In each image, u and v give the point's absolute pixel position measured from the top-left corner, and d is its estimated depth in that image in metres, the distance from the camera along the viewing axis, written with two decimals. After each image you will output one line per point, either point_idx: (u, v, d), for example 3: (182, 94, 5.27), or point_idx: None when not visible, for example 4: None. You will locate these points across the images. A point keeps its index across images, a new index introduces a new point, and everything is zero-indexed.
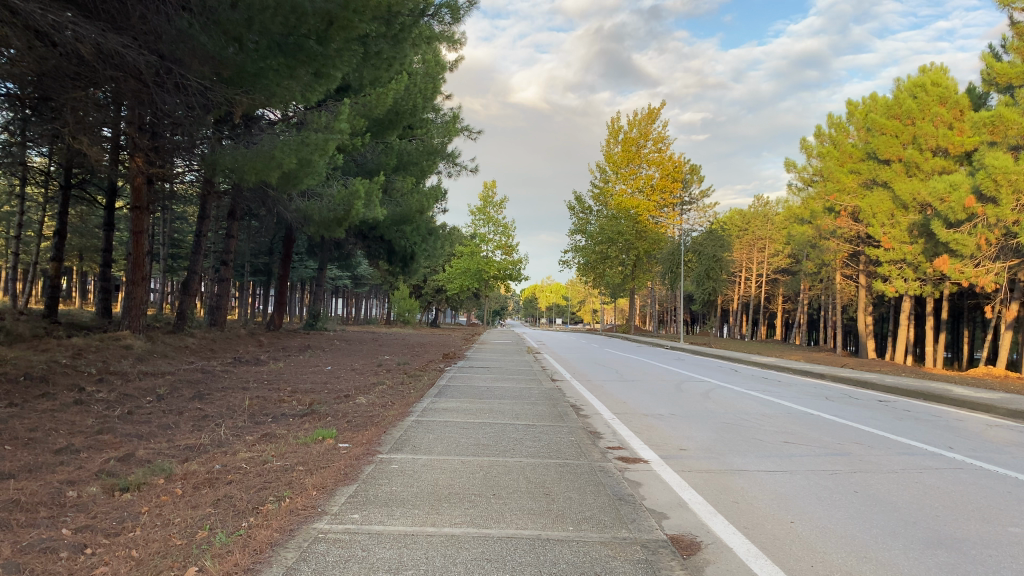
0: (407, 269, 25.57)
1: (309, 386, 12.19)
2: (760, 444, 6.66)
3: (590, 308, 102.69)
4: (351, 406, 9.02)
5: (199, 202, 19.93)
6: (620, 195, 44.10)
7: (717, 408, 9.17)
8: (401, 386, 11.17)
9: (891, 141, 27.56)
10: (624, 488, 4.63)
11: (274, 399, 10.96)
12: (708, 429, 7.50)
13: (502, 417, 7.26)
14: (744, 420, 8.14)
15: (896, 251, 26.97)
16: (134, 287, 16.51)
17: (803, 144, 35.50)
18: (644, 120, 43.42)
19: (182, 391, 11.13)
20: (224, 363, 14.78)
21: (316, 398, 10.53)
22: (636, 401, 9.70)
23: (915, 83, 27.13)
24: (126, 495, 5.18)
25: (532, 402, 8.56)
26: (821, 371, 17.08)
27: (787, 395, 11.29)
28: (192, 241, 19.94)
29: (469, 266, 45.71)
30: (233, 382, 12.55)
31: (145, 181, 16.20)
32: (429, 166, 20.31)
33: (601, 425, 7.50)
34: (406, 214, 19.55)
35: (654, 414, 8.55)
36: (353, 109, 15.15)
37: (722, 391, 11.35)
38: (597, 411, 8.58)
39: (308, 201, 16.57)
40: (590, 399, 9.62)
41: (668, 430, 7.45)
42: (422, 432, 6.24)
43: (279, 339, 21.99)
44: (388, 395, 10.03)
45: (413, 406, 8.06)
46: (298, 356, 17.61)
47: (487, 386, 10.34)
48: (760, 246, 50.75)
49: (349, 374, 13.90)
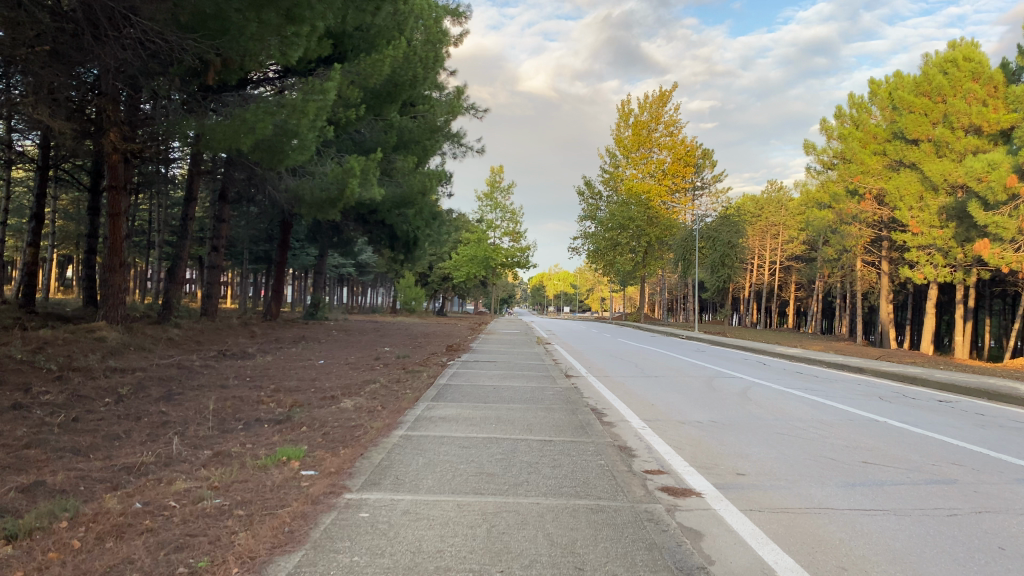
0: (410, 256, 24.28)
1: (295, 383, 10.92)
2: (838, 468, 5.26)
3: (600, 297, 100.97)
4: (333, 411, 7.69)
5: (186, 183, 18.56)
6: (631, 180, 42.71)
7: (762, 414, 7.79)
8: (396, 385, 9.87)
9: (920, 119, 26.12)
10: (687, 553, 3.23)
11: (252, 400, 9.68)
12: (764, 445, 6.13)
13: (514, 431, 5.87)
14: (801, 429, 6.77)
15: (925, 236, 25.57)
16: (111, 274, 15.12)
17: (825, 125, 33.95)
18: (656, 101, 41.92)
19: (150, 392, 9.84)
20: (206, 357, 13.47)
21: (298, 400, 9.25)
22: (667, 404, 8.35)
23: (946, 58, 25.75)
24: (8, 547, 3.79)
25: (546, 408, 7.18)
26: (859, 364, 15.72)
27: (835, 395, 9.94)
28: (179, 225, 18.60)
29: (475, 253, 44.31)
30: (210, 380, 11.23)
31: (122, 159, 14.82)
32: (432, 146, 19.00)
33: (633, 440, 6.12)
34: (407, 195, 18.11)
35: (693, 422, 7.19)
36: (345, 77, 13.76)
37: (761, 390, 9.97)
38: (623, 418, 7.25)
39: (298, 179, 15.22)
40: (613, 402, 8.28)
41: (716, 445, 6.07)
42: (409, 455, 4.85)
43: (273, 330, 20.71)
44: (381, 396, 8.72)
45: (407, 413, 6.71)
46: (290, 348, 16.29)
47: (494, 386, 8.99)
48: (774, 233, 49.30)
49: (342, 369, 12.60)
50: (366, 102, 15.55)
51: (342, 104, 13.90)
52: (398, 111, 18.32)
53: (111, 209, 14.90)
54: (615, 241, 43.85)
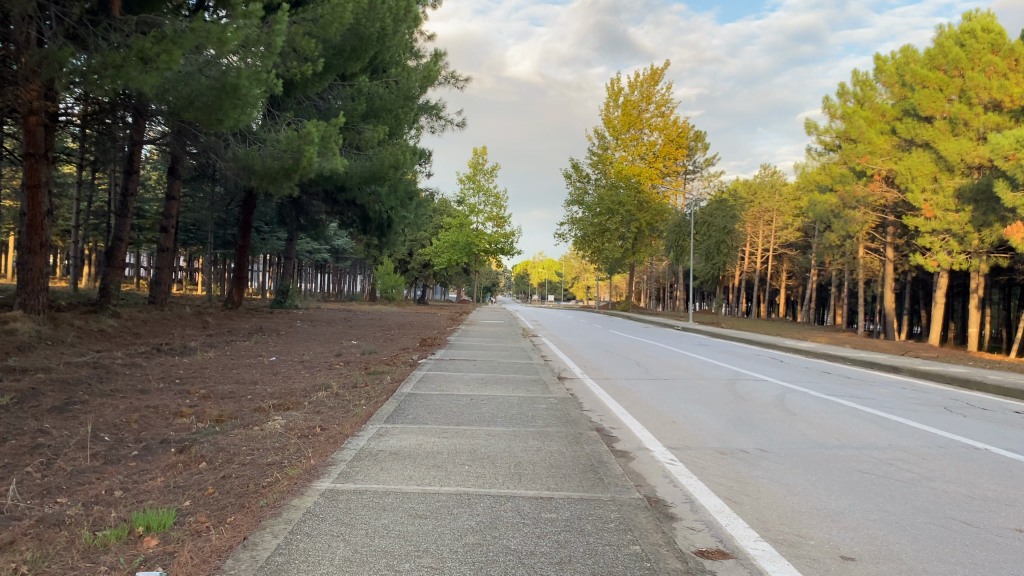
0: (384, 239, 22.33)
1: (231, 389, 9.01)
2: (997, 549, 3.40)
3: (585, 285, 99.67)
4: (256, 434, 5.78)
5: (127, 153, 16.48)
6: (620, 163, 40.85)
7: (821, 436, 5.96)
8: (352, 392, 7.99)
9: (935, 94, 24.48)
10: None
11: (169, 412, 7.77)
12: (850, 495, 4.30)
13: (493, 480, 4.00)
14: (889, 468, 4.93)
15: (939, 221, 23.97)
16: (30, 256, 13.02)
17: (827, 104, 32.19)
18: (646, 81, 40.02)
19: (41, 401, 7.86)
20: (134, 354, 11.49)
21: (228, 413, 7.37)
22: (695, 423, 6.53)
23: (963, 29, 24.07)
24: None
25: (541, 435, 5.30)
26: (888, 361, 13.93)
27: (886, 403, 8.15)
28: (118, 201, 16.54)
29: (457, 238, 42.25)
30: (131, 383, 9.26)
31: (43, 123, 12.80)
32: (405, 114, 16.99)
33: (665, 489, 4.30)
34: (378, 170, 16.10)
35: (736, 453, 5.36)
36: (305, 28, 11.85)
37: (797, 398, 8.21)
38: (643, 448, 5.42)
39: (249, 147, 13.25)
40: (624, 421, 6.45)
41: (787, 498, 4.22)
42: (325, 542, 2.97)
43: (231, 320, 18.74)
44: (327, 411, 6.83)
45: (346, 444, 4.80)
46: (243, 342, 14.32)
47: (470, 397, 7.08)
48: (767, 219, 47.62)
49: (294, 369, 10.70)
50: (327, 59, 13.59)
51: (297, 58, 11.94)
52: (367, 76, 16.35)
53: (28, 180, 12.81)
54: (603, 227, 41.90)
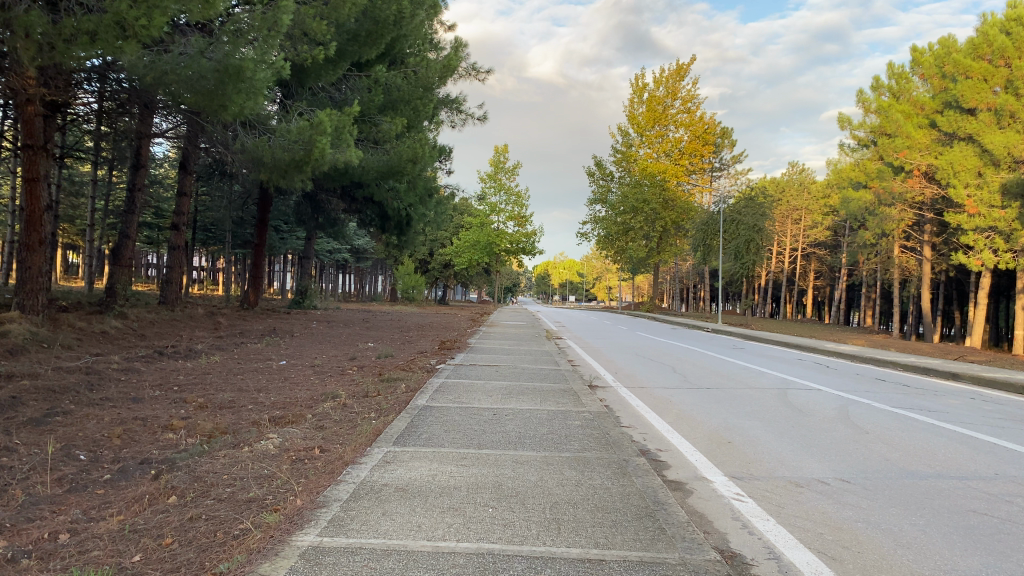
0: (402, 237, 21.54)
1: (232, 398, 8.19)
2: None
3: (607, 286, 98.56)
4: (245, 457, 4.93)
5: (134, 147, 15.79)
6: (644, 160, 39.95)
7: (910, 463, 5.04)
8: (363, 403, 7.14)
9: (980, 84, 23.27)
10: None
11: (158, 425, 6.96)
12: (979, 549, 3.38)
13: (528, 532, 3.12)
14: (1009, 509, 4.00)
15: (984, 218, 22.80)
16: (28, 254, 12.28)
17: (861, 97, 31.04)
18: (672, 76, 39.03)
19: (18, 413, 7.04)
20: (133, 358, 10.71)
21: (222, 428, 6.53)
22: (758, 445, 5.62)
23: (1008, 17, 22.92)
24: None
25: (583, 463, 4.40)
26: (943, 367, 12.88)
27: (965, 417, 7.20)
28: (125, 197, 15.85)
29: (478, 238, 41.42)
30: (123, 392, 8.44)
31: (41, 113, 12.06)
32: (424, 106, 16.13)
33: (743, 541, 3.40)
34: (396, 165, 15.19)
35: (814, 487, 4.45)
36: (315, 9, 11.09)
37: (863, 411, 7.28)
38: (701, 481, 4.52)
39: (257, 137, 12.46)
40: (675, 442, 5.55)
41: (898, 553, 3.31)
42: None
43: (243, 321, 17.96)
44: (331, 427, 5.98)
45: (344, 476, 3.95)
46: (252, 345, 13.54)
47: (494, 410, 6.22)
48: (796, 217, 46.38)
49: (303, 375, 9.89)
50: (340, 45, 12.80)
51: (308, 39, 11.16)
52: (383, 66, 15.58)
53: (27, 173, 12.07)
54: (626, 226, 40.90)
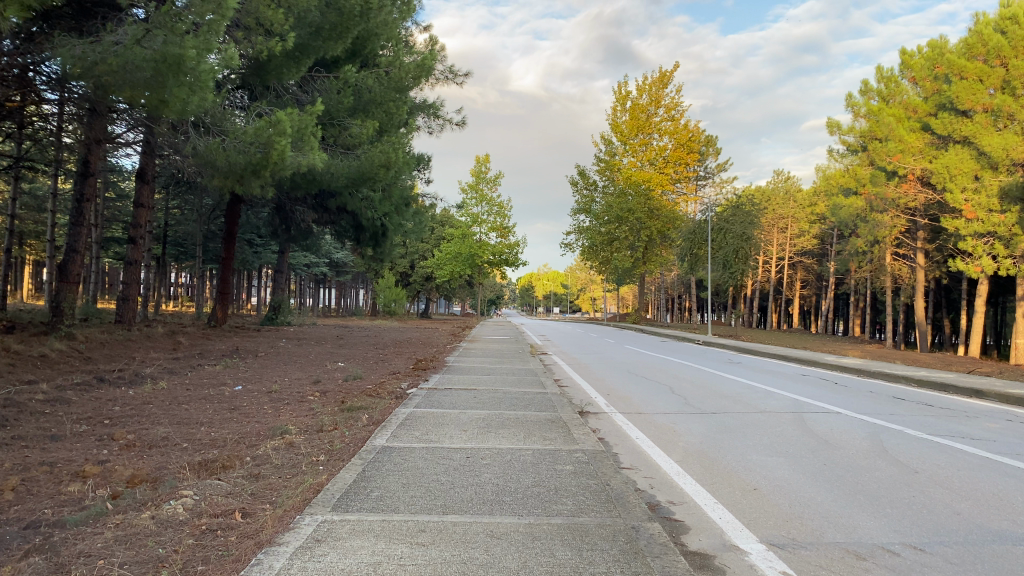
0: (378, 249, 20.41)
1: (166, 434, 7.02)
2: None
3: (592, 296, 97.66)
4: (144, 525, 3.79)
5: (82, 154, 14.57)
6: (628, 169, 39.07)
7: (990, 517, 4.02)
8: (315, 441, 6.02)
9: (975, 85, 22.51)
10: None
11: (67, 471, 5.79)
12: None
13: None
14: None
15: (981, 223, 22.01)
16: None
17: (850, 101, 30.30)
18: (656, 83, 38.22)
19: None
20: (67, 385, 9.52)
21: (141, 475, 5.37)
22: (792, 491, 4.57)
23: (1002, 16, 22.19)
24: None
25: (583, 535, 3.30)
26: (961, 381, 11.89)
27: (1016, 445, 6.22)
28: (72, 208, 14.60)
29: (459, 249, 40.35)
30: (39, 429, 7.24)
31: None
32: (397, 109, 15.09)
33: None
34: (366, 171, 14.08)
35: (882, 559, 3.40)
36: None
37: (897, 440, 6.30)
38: (734, 552, 3.47)
39: (210, 138, 11.34)
40: (694, 492, 4.48)
41: None
42: None
43: (207, 339, 16.79)
44: (267, 477, 4.85)
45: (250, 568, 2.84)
46: (208, 366, 12.37)
47: (468, 452, 5.13)
48: (782, 225, 45.60)
49: (257, 403, 8.75)
50: (301, 39, 11.75)
51: (262, 26, 10.07)
52: (351, 65, 14.51)
53: None
54: (611, 236, 39.95)
